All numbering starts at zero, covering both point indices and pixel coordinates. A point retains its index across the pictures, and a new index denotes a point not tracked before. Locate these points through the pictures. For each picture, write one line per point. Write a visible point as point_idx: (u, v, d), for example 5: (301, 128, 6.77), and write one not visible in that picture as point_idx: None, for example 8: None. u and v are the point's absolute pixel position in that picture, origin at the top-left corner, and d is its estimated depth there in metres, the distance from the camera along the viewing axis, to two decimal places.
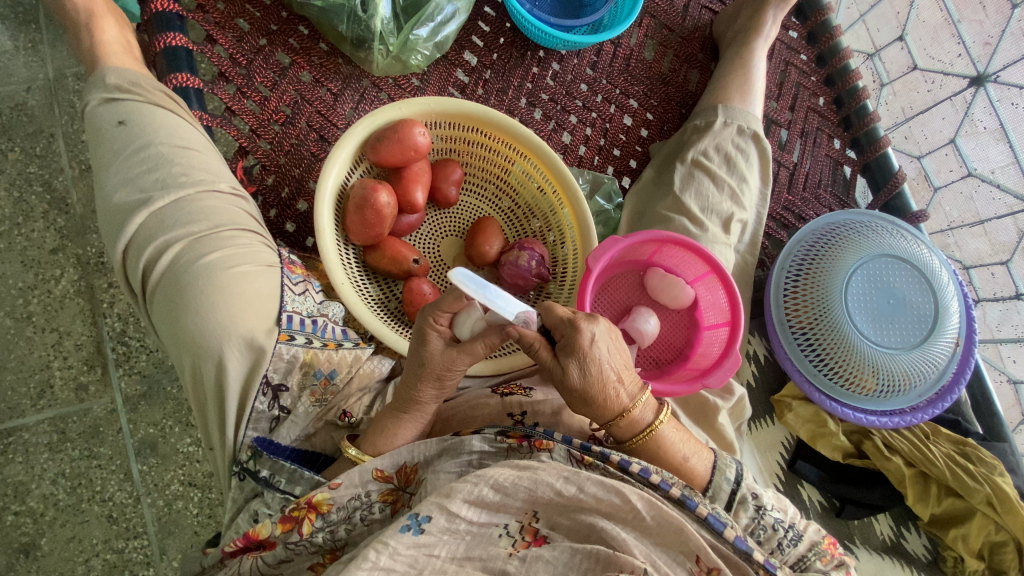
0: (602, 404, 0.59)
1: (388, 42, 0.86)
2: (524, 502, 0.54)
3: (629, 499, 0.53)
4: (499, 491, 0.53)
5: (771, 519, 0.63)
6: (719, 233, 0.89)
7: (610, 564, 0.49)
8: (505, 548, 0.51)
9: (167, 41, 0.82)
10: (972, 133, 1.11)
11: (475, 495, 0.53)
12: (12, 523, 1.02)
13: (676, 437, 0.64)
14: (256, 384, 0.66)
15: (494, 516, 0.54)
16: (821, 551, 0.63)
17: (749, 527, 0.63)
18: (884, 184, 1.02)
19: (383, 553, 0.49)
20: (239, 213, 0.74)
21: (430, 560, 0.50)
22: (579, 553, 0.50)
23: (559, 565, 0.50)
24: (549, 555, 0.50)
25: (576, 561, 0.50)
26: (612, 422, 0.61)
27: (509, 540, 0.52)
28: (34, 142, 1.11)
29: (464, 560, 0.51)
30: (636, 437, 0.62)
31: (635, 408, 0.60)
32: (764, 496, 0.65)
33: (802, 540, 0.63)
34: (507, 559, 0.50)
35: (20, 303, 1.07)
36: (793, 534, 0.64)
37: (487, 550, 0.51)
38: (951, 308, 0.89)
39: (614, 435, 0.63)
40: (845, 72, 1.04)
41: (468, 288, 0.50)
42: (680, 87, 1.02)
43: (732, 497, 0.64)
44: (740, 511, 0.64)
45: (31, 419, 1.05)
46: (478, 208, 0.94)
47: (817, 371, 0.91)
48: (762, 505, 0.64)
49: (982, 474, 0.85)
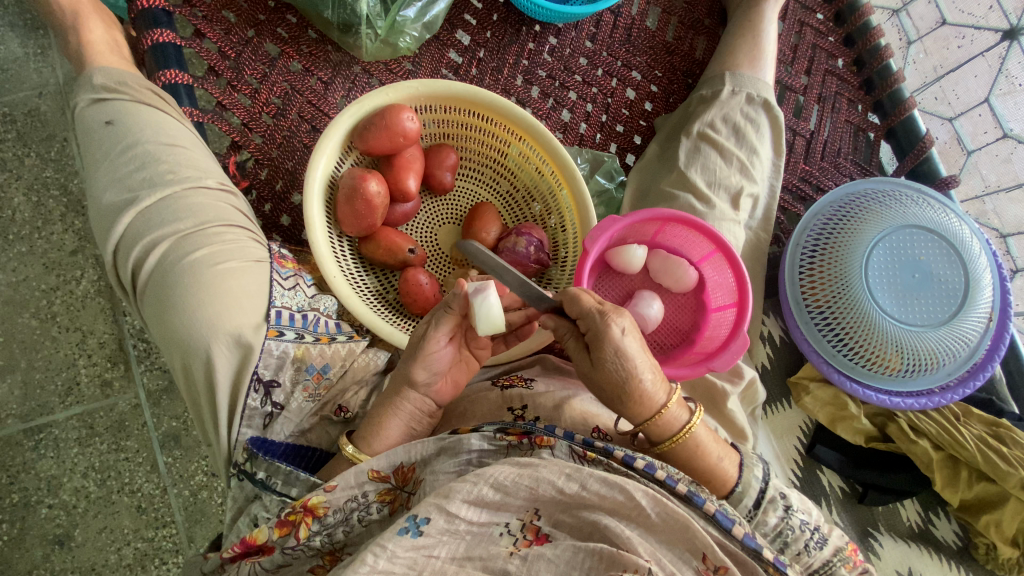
0: (642, 399, 0.58)
1: (376, 25, 0.83)
2: (525, 501, 0.51)
3: (633, 496, 0.50)
4: (499, 490, 0.51)
5: (798, 520, 0.61)
6: (727, 210, 0.85)
7: (614, 563, 0.46)
8: (506, 547, 0.49)
9: (155, 37, 0.81)
10: (1008, 91, 1.04)
11: (475, 495, 0.50)
12: (46, 515, 1.05)
13: (710, 437, 0.62)
14: (246, 380, 0.66)
15: (494, 515, 0.51)
16: (846, 556, 0.60)
17: (777, 528, 0.61)
18: (911, 149, 0.95)
19: (381, 556, 0.47)
20: (226, 209, 0.73)
21: (429, 561, 0.48)
22: (582, 552, 0.47)
23: (562, 564, 0.47)
24: (551, 553, 0.48)
25: (579, 560, 0.47)
26: (648, 423, 0.59)
27: (511, 539, 0.50)
28: (48, 147, 1.12)
29: (464, 560, 0.49)
30: (674, 437, 0.60)
31: (670, 407, 0.59)
32: (790, 496, 0.63)
33: (827, 544, 0.61)
34: (508, 559, 0.48)
35: (44, 305, 1.09)
36: (818, 537, 0.61)
37: (487, 550, 0.49)
38: (983, 280, 0.83)
39: (648, 436, 0.61)
40: (866, 30, 0.97)
41: (637, 255, 0.79)
42: (686, 55, 0.97)
43: (762, 495, 0.62)
44: (768, 510, 0.61)
45: (60, 416, 1.08)
46: (476, 193, 0.91)
47: (835, 351, 0.86)
48: (790, 505, 0.62)
49: (1016, 457, 0.81)
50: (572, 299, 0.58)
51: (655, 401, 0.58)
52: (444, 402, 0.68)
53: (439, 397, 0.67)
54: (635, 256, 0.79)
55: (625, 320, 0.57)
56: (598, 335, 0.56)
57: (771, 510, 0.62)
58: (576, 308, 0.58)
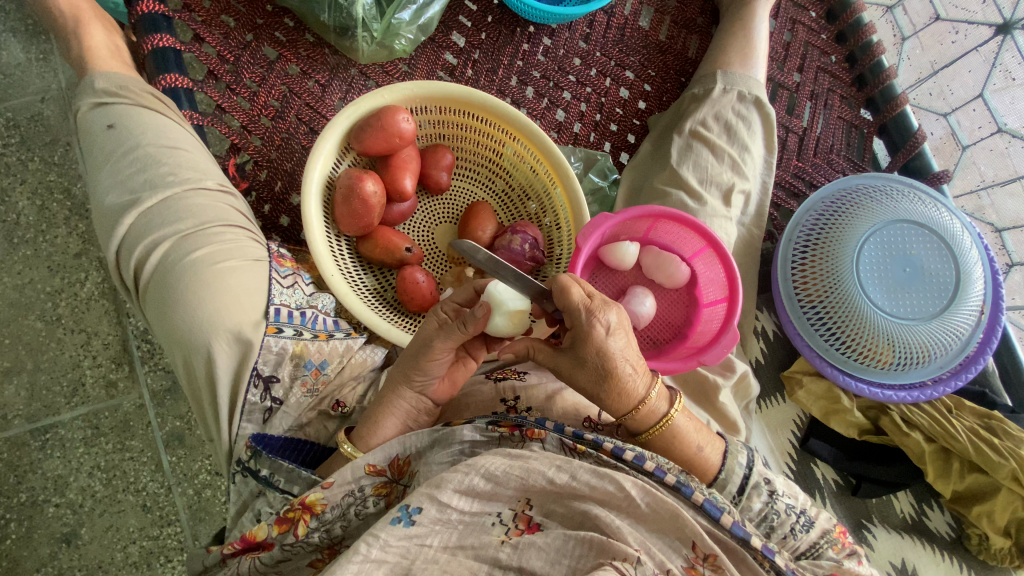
0: (629, 390, 0.58)
1: (372, 28, 0.85)
2: (516, 491, 0.53)
3: (623, 486, 0.51)
4: (490, 480, 0.52)
5: (783, 505, 0.63)
6: (719, 206, 0.86)
7: (604, 551, 0.47)
8: (498, 535, 0.50)
9: (155, 42, 0.81)
10: (1003, 87, 1.06)
11: (466, 485, 0.52)
12: (53, 514, 1.06)
13: (691, 426, 0.63)
14: (246, 376, 0.67)
15: (486, 505, 0.53)
16: (833, 538, 0.62)
17: (763, 513, 0.62)
18: (903, 145, 0.96)
19: (374, 546, 0.48)
20: (226, 209, 0.75)
21: (422, 550, 0.49)
22: (573, 539, 0.48)
23: (552, 552, 0.48)
24: (541, 541, 0.48)
25: (569, 547, 0.48)
26: (626, 416, 0.60)
27: (502, 528, 0.51)
28: (51, 151, 1.14)
29: (456, 549, 0.50)
30: (653, 428, 0.61)
31: (651, 398, 0.60)
32: (775, 482, 0.64)
33: (814, 527, 0.63)
34: (499, 547, 0.49)
35: (49, 307, 1.11)
36: (805, 521, 0.63)
37: (480, 538, 0.50)
38: (974, 272, 0.84)
39: (629, 428, 0.62)
40: (858, 26, 0.98)
41: (629, 251, 0.81)
42: (679, 54, 0.98)
43: (746, 481, 0.63)
44: (754, 496, 0.63)
45: (66, 416, 1.09)
46: (472, 192, 0.93)
47: (828, 345, 0.87)
48: (775, 490, 0.63)
49: (1007, 447, 0.81)
50: (562, 290, 0.56)
51: (635, 393, 0.59)
52: (441, 402, 0.67)
53: (436, 400, 0.66)
54: (626, 252, 0.80)
55: (612, 317, 0.56)
56: (582, 334, 0.56)
57: (756, 495, 0.63)
58: (564, 300, 0.57)
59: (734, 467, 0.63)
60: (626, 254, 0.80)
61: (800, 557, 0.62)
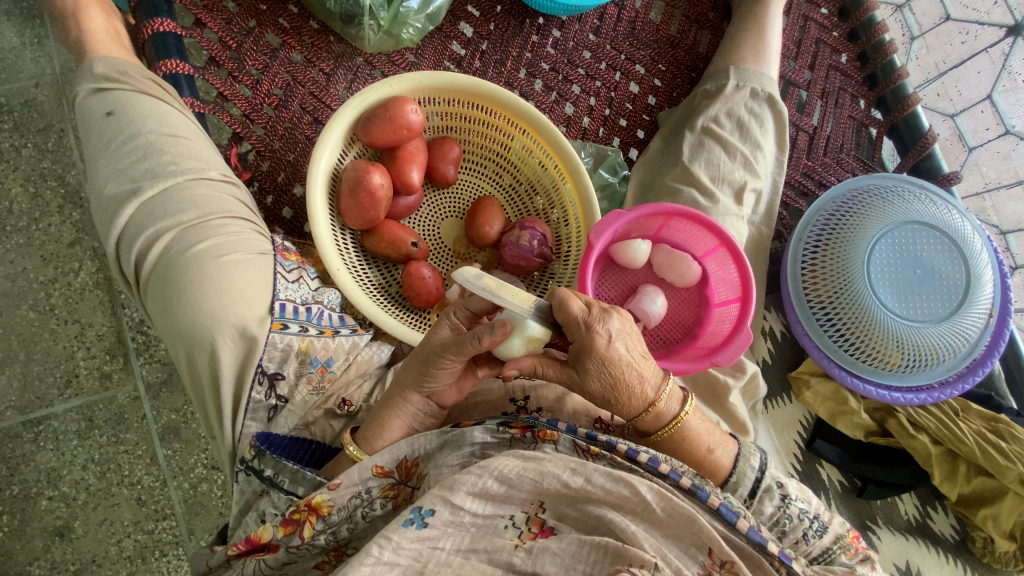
0: (645, 394, 0.57)
1: (379, 16, 0.83)
2: (529, 493, 0.52)
3: (639, 491, 0.50)
4: (504, 483, 0.51)
5: (796, 509, 0.62)
6: (731, 204, 0.85)
7: (620, 557, 0.46)
8: (511, 539, 0.49)
9: (155, 26, 0.79)
10: (1011, 87, 1.03)
11: (479, 487, 0.51)
12: (46, 507, 1.04)
13: (702, 427, 0.62)
14: (250, 373, 0.66)
15: (499, 508, 0.52)
16: (846, 544, 0.62)
17: (773, 517, 0.62)
18: (913, 145, 0.95)
19: (386, 548, 0.47)
20: (229, 200, 0.73)
21: (434, 553, 0.48)
22: (587, 545, 0.47)
23: (568, 558, 0.47)
24: (555, 547, 0.47)
25: (584, 553, 0.47)
26: (638, 418, 0.59)
27: (516, 531, 0.50)
28: (45, 137, 1.11)
29: (469, 552, 0.49)
30: (662, 429, 0.60)
31: (661, 400, 0.58)
32: (787, 486, 0.64)
33: (827, 532, 0.62)
34: (513, 551, 0.48)
35: (42, 297, 1.09)
36: (818, 526, 0.62)
37: (492, 542, 0.49)
38: (983, 275, 0.84)
39: (639, 428, 0.61)
40: (870, 25, 0.96)
41: (639, 248, 0.80)
42: (691, 49, 0.96)
43: (756, 484, 0.63)
44: (764, 500, 0.62)
45: (60, 408, 1.07)
46: (479, 186, 0.91)
47: (836, 346, 0.86)
48: (787, 494, 0.63)
49: (1015, 452, 0.81)
50: (560, 305, 0.55)
51: (645, 395, 0.57)
52: (448, 405, 0.66)
53: (444, 401, 0.64)
54: (636, 250, 0.80)
55: (613, 324, 0.55)
56: (585, 347, 0.54)
57: (767, 499, 0.63)
58: (563, 315, 0.55)
59: (745, 470, 0.63)
60: (637, 253, 0.80)
61: (813, 562, 0.62)
